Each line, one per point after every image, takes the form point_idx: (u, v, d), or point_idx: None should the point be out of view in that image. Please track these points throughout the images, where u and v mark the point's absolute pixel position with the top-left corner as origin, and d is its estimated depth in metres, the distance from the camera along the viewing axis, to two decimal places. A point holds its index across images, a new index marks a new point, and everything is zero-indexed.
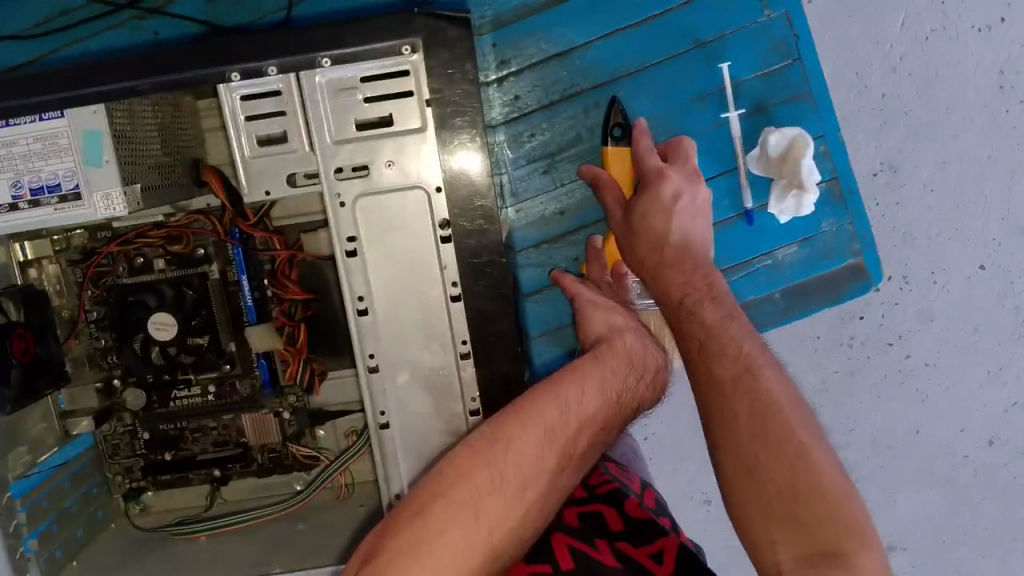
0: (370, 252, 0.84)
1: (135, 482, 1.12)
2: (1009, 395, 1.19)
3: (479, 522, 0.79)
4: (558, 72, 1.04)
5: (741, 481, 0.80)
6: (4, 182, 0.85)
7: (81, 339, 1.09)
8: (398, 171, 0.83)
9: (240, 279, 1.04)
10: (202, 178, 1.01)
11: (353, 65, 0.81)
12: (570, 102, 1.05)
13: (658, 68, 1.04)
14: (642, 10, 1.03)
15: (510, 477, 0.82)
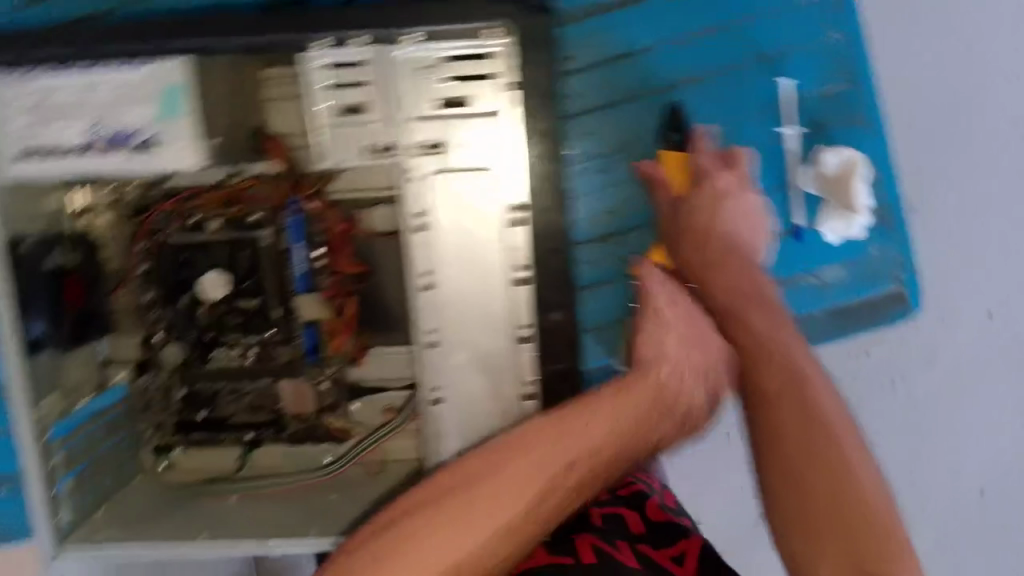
0: (438, 229, 0.84)
1: (164, 438, 1.11)
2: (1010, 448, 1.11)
3: (480, 530, 0.75)
4: (614, 70, 0.93)
5: (786, 497, 0.74)
6: (81, 124, 0.83)
7: (127, 291, 1.09)
8: (473, 153, 0.83)
9: (292, 246, 1.04)
10: (262, 147, 1.02)
11: (436, 44, 0.80)
12: (619, 109, 0.94)
13: (723, 70, 0.94)
14: (704, 14, 0.93)
15: (519, 492, 0.77)
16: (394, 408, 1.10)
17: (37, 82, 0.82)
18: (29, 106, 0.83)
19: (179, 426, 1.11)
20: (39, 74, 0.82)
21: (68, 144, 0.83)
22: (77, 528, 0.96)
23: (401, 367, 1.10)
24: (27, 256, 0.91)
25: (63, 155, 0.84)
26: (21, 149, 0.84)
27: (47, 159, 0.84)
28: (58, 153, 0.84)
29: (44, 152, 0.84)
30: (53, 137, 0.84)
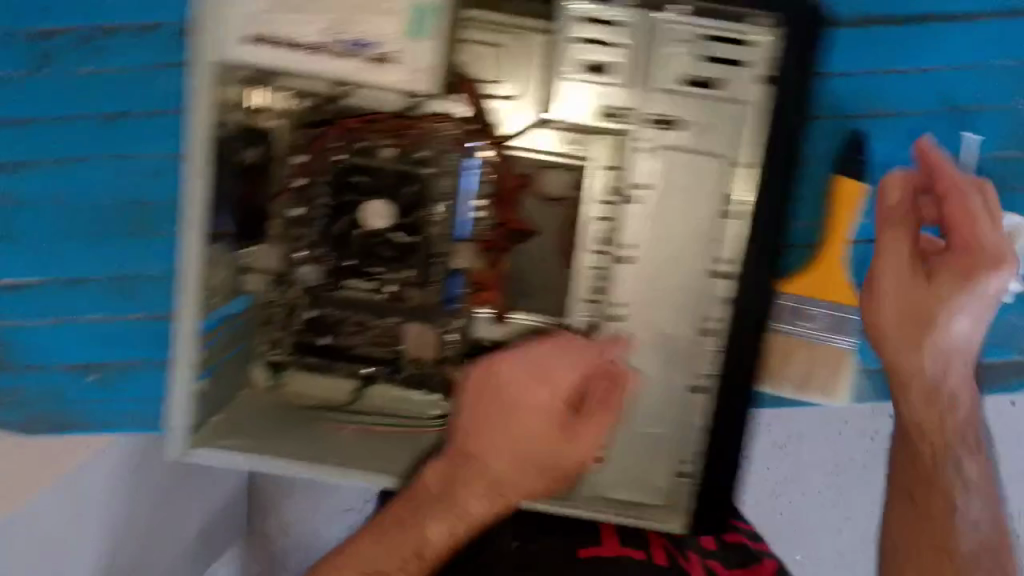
0: (654, 203, 0.85)
1: (282, 356, 1.09)
2: None
3: (409, 542, 0.86)
4: (862, 85, 1.04)
5: None
6: (319, 24, 0.79)
7: (282, 198, 1.04)
8: (709, 136, 0.82)
9: (459, 191, 1.01)
10: (456, 86, 0.99)
11: (703, 19, 0.80)
12: (835, 123, 1.05)
13: (893, 122, 1.05)
14: (932, 59, 1.03)
15: (443, 518, 0.85)
16: None
17: None
18: None
19: (296, 347, 1.09)
20: None
21: (301, 40, 0.79)
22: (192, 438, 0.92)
23: (529, 335, 1.07)
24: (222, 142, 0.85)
25: (291, 50, 0.80)
26: (249, 33, 0.79)
27: (280, 51, 0.79)
28: (286, 47, 0.80)
29: (269, 40, 0.79)
30: (286, 29, 0.79)
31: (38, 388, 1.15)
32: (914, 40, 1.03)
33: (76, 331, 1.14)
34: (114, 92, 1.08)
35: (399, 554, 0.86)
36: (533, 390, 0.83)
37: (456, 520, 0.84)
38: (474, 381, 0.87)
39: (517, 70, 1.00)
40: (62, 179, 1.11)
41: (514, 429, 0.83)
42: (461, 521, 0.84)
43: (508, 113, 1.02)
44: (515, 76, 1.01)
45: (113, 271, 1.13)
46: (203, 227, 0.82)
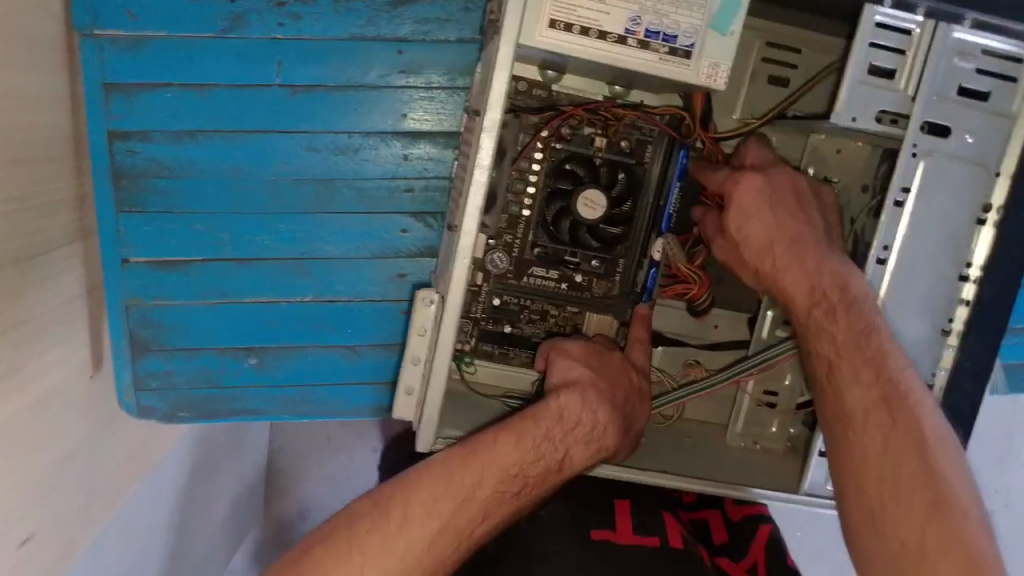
0: (920, 207, 0.86)
1: (461, 343, 1.07)
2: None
3: (554, 453, 0.91)
4: None
5: (869, 507, 0.83)
6: (625, 12, 0.78)
7: (500, 176, 1.00)
8: (974, 146, 0.84)
9: (669, 183, 1.02)
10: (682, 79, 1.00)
11: (988, 36, 0.83)
12: None
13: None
14: None
15: (588, 442, 0.93)
16: (695, 364, 1.12)
17: None
18: None
19: (477, 333, 1.07)
20: None
21: (607, 28, 0.78)
22: (424, 427, 0.88)
23: (702, 327, 1.12)
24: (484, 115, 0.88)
25: (597, 38, 0.78)
26: (550, 18, 0.77)
27: (581, 38, 0.78)
28: (591, 34, 0.78)
29: (578, 28, 0.78)
30: (598, 16, 0.78)
31: (192, 371, 1.10)
32: None
33: (237, 313, 1.08)
34: (307, 60, 0.99)
35: (544, 461, 0.91)
36: (601, 349, 1.01)
37: (598, 436, 0.93)
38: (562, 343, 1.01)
39: (756, 73, 1.03)
40: (241, 151, 1.02)
41: (615, 369, 0.98)
42: (606, 442, 0.94)
43: (720, 109, 1.04)
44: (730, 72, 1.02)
45: (288, 251, 1.06)
46: (483, 196, 0.81)
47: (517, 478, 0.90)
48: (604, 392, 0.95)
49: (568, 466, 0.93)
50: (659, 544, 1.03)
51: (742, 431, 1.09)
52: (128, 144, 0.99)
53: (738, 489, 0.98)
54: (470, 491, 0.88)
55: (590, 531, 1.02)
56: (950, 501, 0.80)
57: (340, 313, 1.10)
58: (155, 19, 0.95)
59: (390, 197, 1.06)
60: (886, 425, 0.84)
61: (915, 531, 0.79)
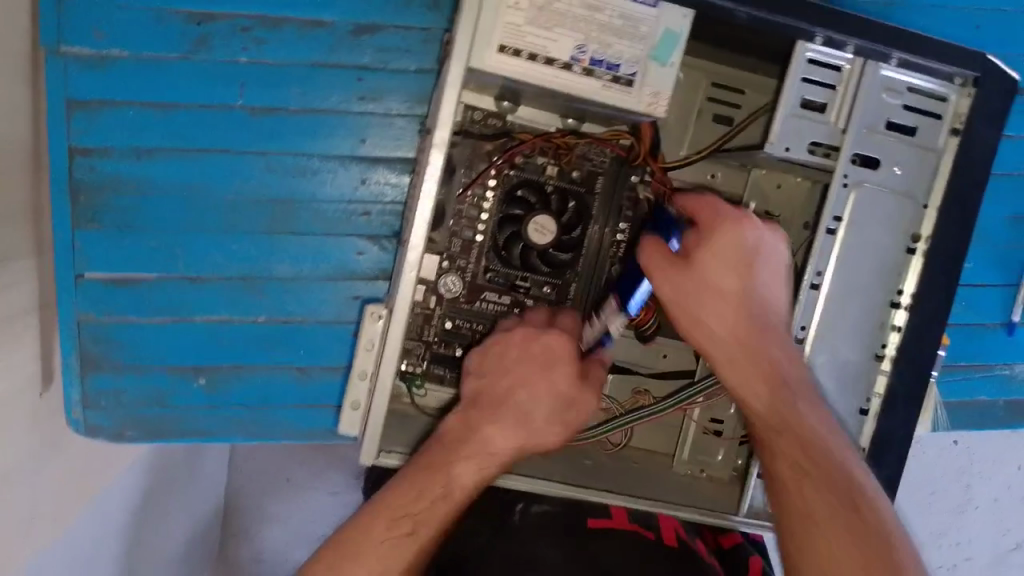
0: (852, 235, 0.89)
1: (412, 366, 1.08)
2: (985, 538, 1.59)
3: (439, 481, 0.89)
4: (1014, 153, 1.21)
5: (790, 519, 0.78)
6: (571, 41, 0.82)
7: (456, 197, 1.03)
8: (902, 179, 0.89)
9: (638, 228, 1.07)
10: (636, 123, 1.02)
11: (914, 74, 0.88)
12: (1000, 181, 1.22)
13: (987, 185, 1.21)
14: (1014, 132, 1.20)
15: (472, 459, 0.91)
16: (644, 393, 1.14)
17: None
18: (531, 6, 0.81)
19: (429, 356, 1.08)
20: None
21: (552, 55, 0.82)
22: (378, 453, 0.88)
23: (647, 354, 1.13)
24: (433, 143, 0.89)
25: (542, 63, 0.82)
26: (499, 44, 0.81)
27: (526, 62, 0.82)
28: (537, 60, 0.82)
29: (525, 54, 0.82)
30: (545, 43, 0.82)
31: (140, 390, 1.10)
32: None
33: (191, 332, 1.09)
34: (267, 84, 1.03)
35: (430, 493, 0.89)
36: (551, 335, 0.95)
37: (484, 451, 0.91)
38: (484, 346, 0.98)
39: (698, 110, 1.07)
40: (200, 169, 1.05)
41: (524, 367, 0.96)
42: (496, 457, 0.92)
43: (670, 143, 1.08)
44: (674, 108, 1.07)
45: (244, 269, 1.08)
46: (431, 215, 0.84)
47: (406, 517, 0.88)
48: (495, 403, 0.94)
49: (456, 488, 0.90)
50: (653, 538, 1.03)
51: (687, 459, 1.09)
52: (88, 161, 1.01)
53: (684, 508, 0.98)
54: (386, 529, 0.88)
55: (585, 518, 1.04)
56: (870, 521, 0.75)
57: (295, 334, 1.11)
58: (121, 40, 0.99)
59: (346, 219, 1.09)
60: (797, 428, 0.82)
61: (838, 538, 0.74)
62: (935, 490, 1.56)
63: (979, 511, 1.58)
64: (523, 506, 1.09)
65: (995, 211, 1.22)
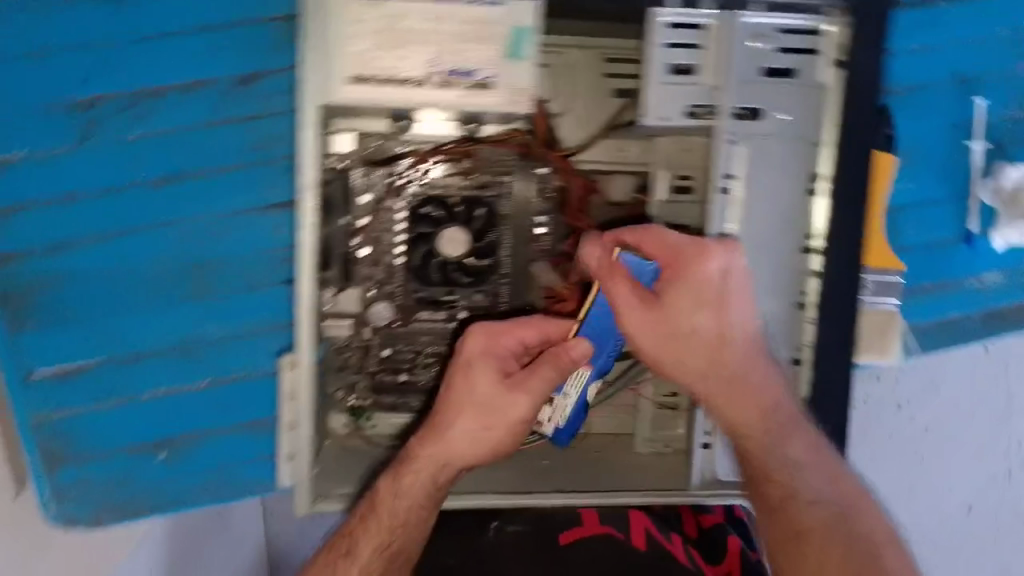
0: (744, 191, 0.87)
1: (359, 400, 1.09)
2: (996, 465, 1.43)
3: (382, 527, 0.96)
4: (940, 57, 1.14)
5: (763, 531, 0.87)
6: (422, 58, 0.81)
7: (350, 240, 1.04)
8: (787, 122, 0.87)
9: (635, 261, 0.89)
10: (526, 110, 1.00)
11: (783, 15, 0.84)
12: (931, 90, 1.16)
13: (906, 101, 1.16)
14: (936, 35, 1.14)
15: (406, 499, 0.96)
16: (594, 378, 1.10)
17: (389, 5, 0.79)
18: (374, 31, 0.79)
19: (374, 387, 1.09)
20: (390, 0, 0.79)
21: (406, 75, 0.81)
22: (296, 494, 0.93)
23: None
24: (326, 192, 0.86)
25: (398, 86, 0.81)
26: (352, 75, 0.80)
27: (381, 88, 0.81)
28: (392, 83, 0.81)
29: (377, 79, 0.81)
30: (394, 66, 0.81)
31: (107, 475, 1.11)
32: (955, 22, 1.14)
33: (143, 410, 1.10)
34: (164, 154, 1.04)
35: (373, 535, 0.96)
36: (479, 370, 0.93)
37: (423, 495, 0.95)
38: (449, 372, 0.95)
39: (591, 90, 1.05)
40: (113, 252, 1.06)
41: (506, 409, 0.92)
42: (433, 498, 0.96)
43: (570, 127, 1.05)
44: (552, 82, 1.05)
45: (178, 339, 1.09)
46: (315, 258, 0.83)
47: (345, 546, 0.98)
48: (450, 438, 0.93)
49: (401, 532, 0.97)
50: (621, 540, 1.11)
51: (650, 437, 1.06)
52: (12, 266, 1.03)
53: (632, 493, 0.98)
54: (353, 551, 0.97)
55: (559, 537, 1.11)
56: (865, 521, 0.84)
57: (240, 390, 1.12)
58: (14, 142, 1.00)
59: (267, 270, 1.09)
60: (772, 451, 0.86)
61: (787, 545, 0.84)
62: (948, 402, 1.40)
63: (1007, 429, 1.42)
64: (498, 522, 1.15)
65: (930, 123, 1.17)
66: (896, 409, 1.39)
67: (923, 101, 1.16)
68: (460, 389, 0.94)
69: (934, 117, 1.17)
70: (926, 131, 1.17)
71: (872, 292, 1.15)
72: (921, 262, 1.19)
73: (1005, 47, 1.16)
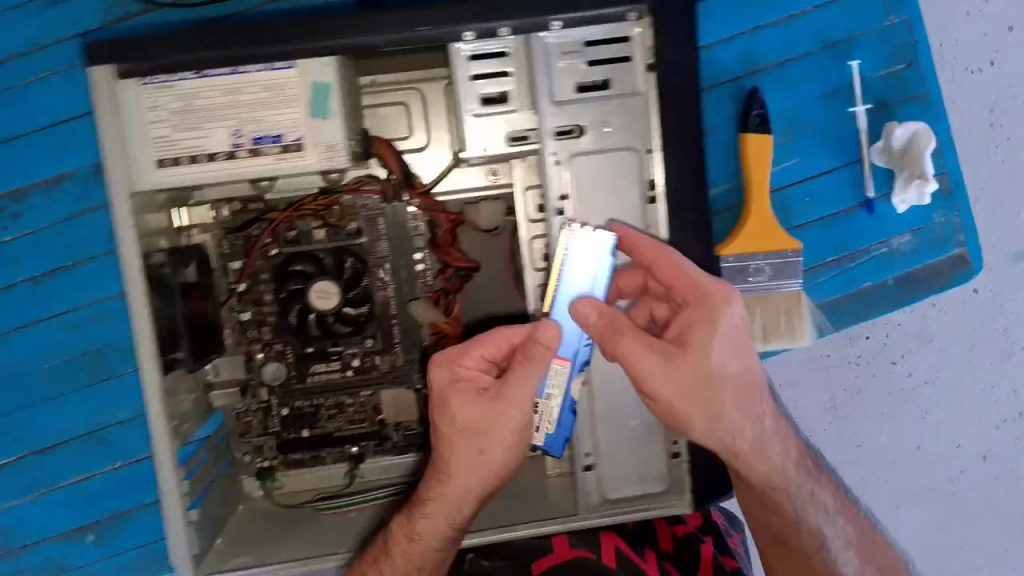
0: (581, 211, 0.86)
1: (267, 462, 1.09)
2: (1000, 411, 1.35)
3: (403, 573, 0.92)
4: (794, 29, 1.13)
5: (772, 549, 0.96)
6: (224, 130, 0.82)
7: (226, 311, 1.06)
8: (613, 134, 0.85)
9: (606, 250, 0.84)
10: (371, 151, 1.01)
11: (587, 28, 0.83)
12: (800, 61, 1.14)
13: (772, 78, 1.14)
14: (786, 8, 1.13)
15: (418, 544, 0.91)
16: None
17: (180, 86, 0.81)
18: (171, 113, 0.81)
19: (280, 447, 1.09)
20: (181, 80, 0.80)
21: (212, 151, 0.82)
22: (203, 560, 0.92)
23: None
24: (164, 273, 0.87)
25: (205, 162, 0.82)
26: (156, 160, 0.82)
27: (189, 167, 0.82)
28: (199, 161, 0.82)
29: (185, 159, 0.82)
30: (200, 143, 0.82)
31: (41, 562, 1.15)
32: None
33: (64, 496, 1.13)
34: (40, 252, 1.08)
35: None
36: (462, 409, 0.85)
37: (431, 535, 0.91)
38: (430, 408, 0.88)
39: (431, 121, 1.08)
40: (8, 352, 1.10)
41: (496, 428, 0.84)
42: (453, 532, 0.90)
43: (425, 161, 1.09)
44: (405, 120, 1.09)
45: (84, 426, 1.12)
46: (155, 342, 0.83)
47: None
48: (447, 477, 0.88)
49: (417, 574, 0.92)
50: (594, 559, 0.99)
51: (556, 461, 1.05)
52: None
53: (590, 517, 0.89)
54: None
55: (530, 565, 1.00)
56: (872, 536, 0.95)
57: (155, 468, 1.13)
58: None
59: None
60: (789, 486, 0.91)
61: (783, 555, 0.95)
62: (942, 353, 1.32)
63: (1007, 368, 1.33)
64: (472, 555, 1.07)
65: (807, 95, 1.14)
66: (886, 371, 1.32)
67: (792, 75, 1.14)
68: (444, 425, 0.87)
69: (807, 89, 1.14)
70: (805, 103, 1.14)
71: (769, 275, 1.08)
72: (816, 239, 1.16)
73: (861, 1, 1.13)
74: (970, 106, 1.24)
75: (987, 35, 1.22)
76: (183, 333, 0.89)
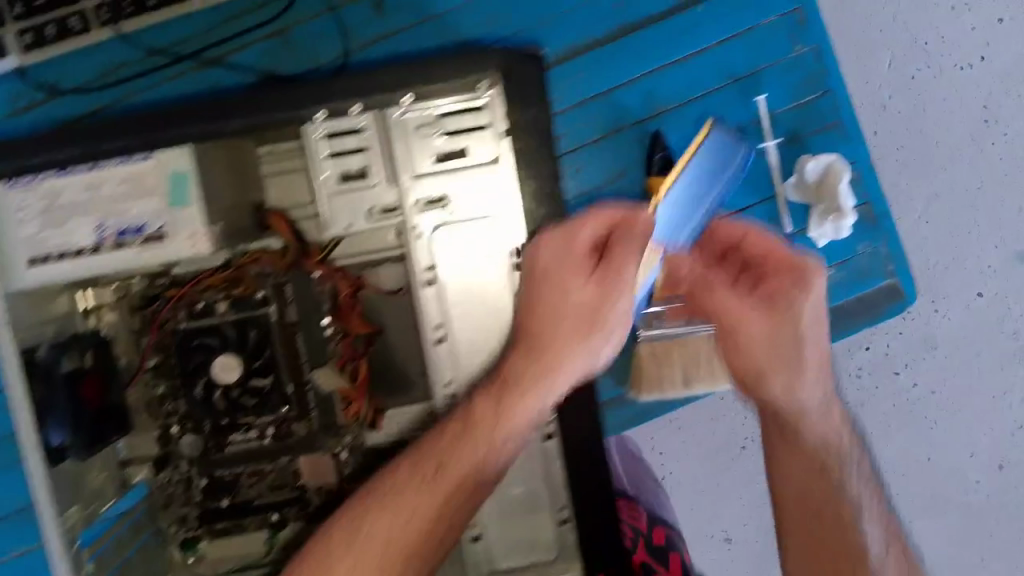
0: (447, 279, 0.88)
1: (191, 531, 1.10)
2: (1015, 417, 1.33)
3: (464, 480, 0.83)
4: (699, 65, 1.11)
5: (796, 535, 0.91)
6: (89, 224, 0.88)
7: (138, 386, 1.08)
8: (472, 203, 0.86)
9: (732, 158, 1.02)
10: (265, 224, 1.07)
11: (437, 100, 0.85)
12: (705, 99, 1.11)
13: (679, 117, 1.11)
14: (687, 45, 1.11)
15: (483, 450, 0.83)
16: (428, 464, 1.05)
17: (46, 185, 0.86)
18: (38, 210, 0.87)
19: (203, 517, 1.09)
20: (44, 180, 0.86)
21: (79, 245, 0.88)
22: None
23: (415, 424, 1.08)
24: (45, 364, 0.87)
25: (72, 257, 0.88)
26: (29, 258, 0.88)
27: (58, 263, 0.88)
28: (66, 256, 0.88)
29: (54, 255, 0.88)
30: (65, 240, 0.88)
31: None
32: (706, 27, 1.11)
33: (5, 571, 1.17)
34: None
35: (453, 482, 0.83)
36: (568, 280, 0.83)
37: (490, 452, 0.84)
38: (530, 293, 0.84)
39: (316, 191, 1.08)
40: None
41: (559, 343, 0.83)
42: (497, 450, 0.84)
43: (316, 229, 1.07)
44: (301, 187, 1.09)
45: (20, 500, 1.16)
46: (39, 447, 0.85)
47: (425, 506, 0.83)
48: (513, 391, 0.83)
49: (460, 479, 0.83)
50: None
51: None
52: None
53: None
54: None
55: None
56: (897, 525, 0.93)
57: None
58: None
59: None
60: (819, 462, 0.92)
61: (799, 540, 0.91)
62: (950, 359, 1.31)
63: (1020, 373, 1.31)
64: None
65: None
66: (893, 377, 1.33)
67: (700, 112, 1.11)
68: (539, 298, 0.83)
69: None
70: None
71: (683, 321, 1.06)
72: None
73: (765, 31, 1.10)
74: (966, 103, 1.24)
75: (976, 28, 1.22)
76: (70, 421, 0.90)
